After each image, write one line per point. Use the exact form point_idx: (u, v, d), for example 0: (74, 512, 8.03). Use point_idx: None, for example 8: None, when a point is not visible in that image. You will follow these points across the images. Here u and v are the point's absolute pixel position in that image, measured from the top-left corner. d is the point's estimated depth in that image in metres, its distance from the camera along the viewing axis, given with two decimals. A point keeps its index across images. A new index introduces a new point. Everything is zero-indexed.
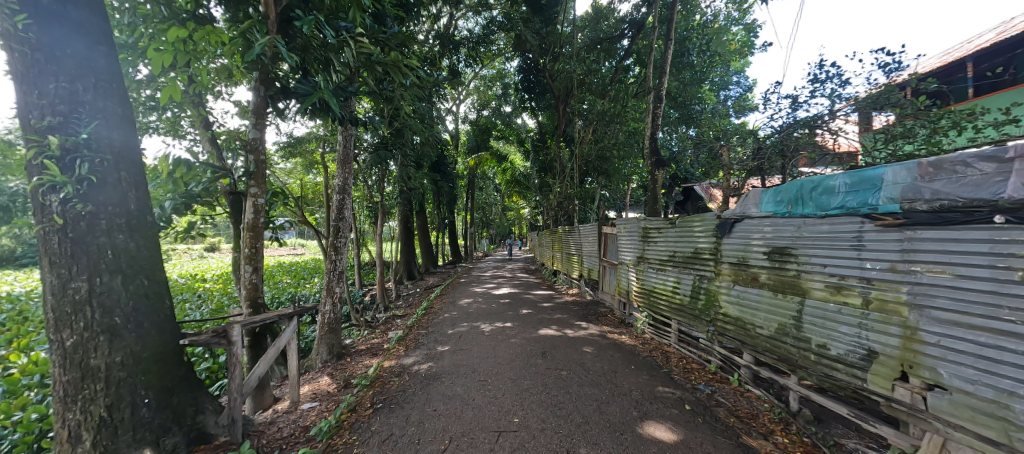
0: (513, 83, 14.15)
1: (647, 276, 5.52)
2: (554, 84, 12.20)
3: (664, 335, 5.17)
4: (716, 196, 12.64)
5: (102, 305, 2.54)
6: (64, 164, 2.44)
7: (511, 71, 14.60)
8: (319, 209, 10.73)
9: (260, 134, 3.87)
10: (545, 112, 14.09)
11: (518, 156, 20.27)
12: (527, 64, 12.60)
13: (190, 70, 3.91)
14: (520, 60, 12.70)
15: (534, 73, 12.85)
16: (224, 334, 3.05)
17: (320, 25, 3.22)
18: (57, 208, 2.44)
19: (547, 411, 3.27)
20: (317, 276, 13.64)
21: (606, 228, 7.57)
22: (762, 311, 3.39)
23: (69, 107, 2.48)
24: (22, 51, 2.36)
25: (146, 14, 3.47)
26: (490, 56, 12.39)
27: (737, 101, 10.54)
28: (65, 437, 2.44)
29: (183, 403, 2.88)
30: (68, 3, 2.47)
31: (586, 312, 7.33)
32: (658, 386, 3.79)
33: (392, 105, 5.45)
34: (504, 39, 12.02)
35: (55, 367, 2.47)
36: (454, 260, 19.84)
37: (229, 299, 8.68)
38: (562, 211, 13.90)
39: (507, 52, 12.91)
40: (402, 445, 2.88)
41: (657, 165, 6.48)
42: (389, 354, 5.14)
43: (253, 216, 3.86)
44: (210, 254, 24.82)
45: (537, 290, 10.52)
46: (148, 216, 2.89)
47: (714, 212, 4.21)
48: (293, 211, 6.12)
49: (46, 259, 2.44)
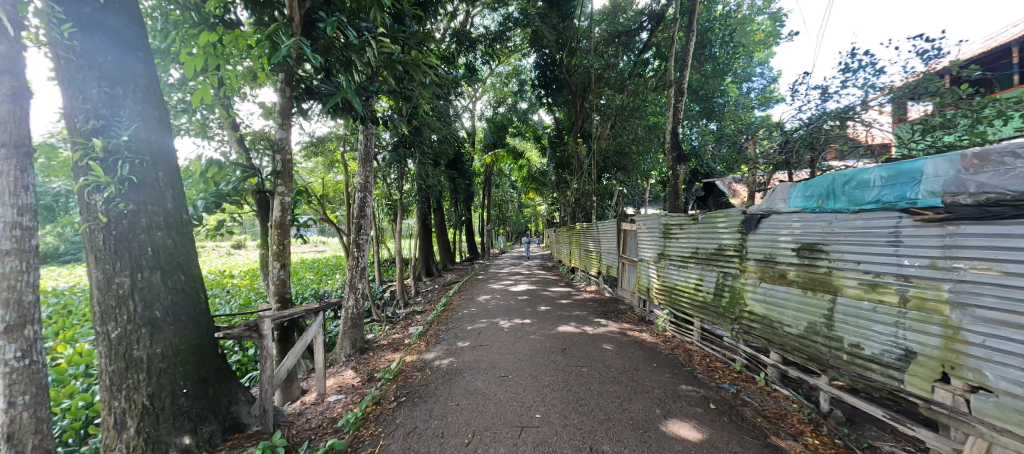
0: (529, 79, 14.10)
1: (668, 273, 5.43)
2: (571, 79, 12.09)
3: (686, 332, 5.09)
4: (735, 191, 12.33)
5: (142, 299, 2.67)
6: (107, 165, 2.57)
7: (527, 67, 14.56)
8: (340, 208, 10.92)
9: (286, 134, 3.97)
10: (562, 108, 13.94)
11: (533, 153, 20.18)
12: (544, 60, 12.50)
13: (219, 73, 4.05)
14: (536, 56, 12.63)
15: (552, 69, 12.74)
16: (257, 328, 3.17)
17: (342, 26, 3.29)
18: (101, 207, 2.57)
19: (568, 407, 3.26)
20: (338, 272, 13.91)
21: (625, 225, 7.46)
22: (791, 309, 3.29)
23: (111, 111, 2.62)
24: (67, 58, 2.51)
25: (177, 20, 3.60)
26: (507, 53, 12.37)
27: (761, 93, 10.20)
28: (111, 424, 2.61)
29: (218, 394, 3.03)
30: (109, 12, 2.65)
31: (605, 309, 7.29)
32: (682, 385, 3.74)
33: (411, 104, 5.49)
34: (520, 35, 11.95)
35: (101, 358, 2.62)
36: (471, 257, 19.90)
37: (256, 294, 8.96)
38: (579, 208, 13.75)
39: (524, 49, 12.82)
40: (426, 438, 2.94)
41: (679, 160, 6.34)
42: (410, 350, 5.22)
43: (280, 214, 3.94)
44: (236, 250, 25.79)
45: (554, 287, 10.47)
46: (183, 214, 3.02)
47: (739, 207, 4.09)
48: (315, 209, 6.24)
49: (92, 255, 2.58)
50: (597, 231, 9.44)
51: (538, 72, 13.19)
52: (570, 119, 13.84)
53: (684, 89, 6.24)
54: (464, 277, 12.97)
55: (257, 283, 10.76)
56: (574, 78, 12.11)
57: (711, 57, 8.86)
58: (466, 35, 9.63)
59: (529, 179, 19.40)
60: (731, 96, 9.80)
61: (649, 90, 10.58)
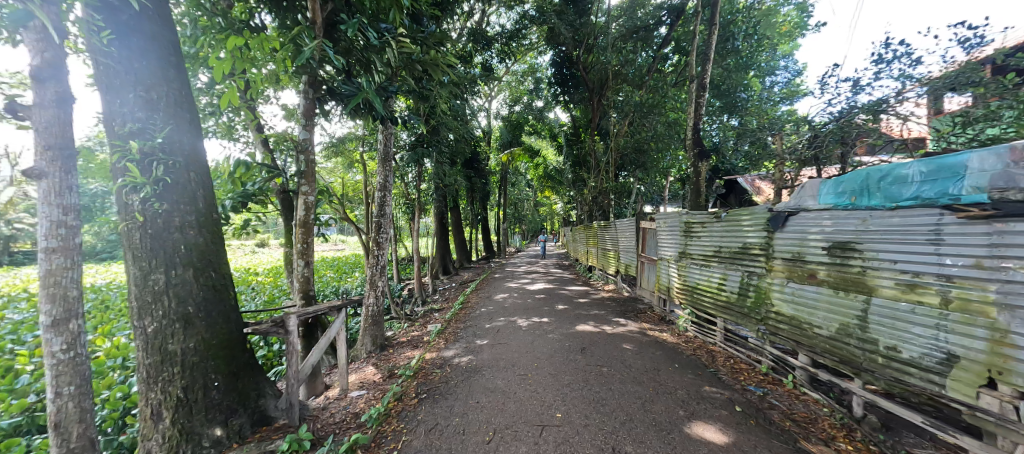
0: (545, 77, 14.02)
1: (690, 273, 5.32)
2: (588, 76, 11.94)
3: (708, 333, 4.98)
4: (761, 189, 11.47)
5: (176, 295, 2.78)
6: (143, 166, 2.68)
7: (543, 65, 14.46)
8: (359, 207, 11.11)
9: (309, 135, 4.04)
10: (578, 106, 13.80)
11: (549, 151, 20.08)
12: (560, 57, 12.39)
13: (245, 76, 4.15)
14: (552, 53, 12.54)
15: (568, 66, 12.62)
16: (283, 324, 3.26)
17: (363, 27, 3.33)
18: (138, 206, 2.68)
19: (589, 407, 3.23)
20: (357, 270, 14.17)
21: (645, 223, 7.34)
22: (821, 310, 3.17)
23: (146, 114, 2.73)
24: (107, 64, 2.64)
25: (205, 25, 3.71)
26: (523, 52, 12.33)
27: (786, 87, 9.86)
28: (148, 414, 2.74)
29: (247, 387, 3.13)
30: (144, 18, 2.75)
31: (624, 308, 7.20)
32: (705, 386, 3.66)
33: (430, 104, 5.52)
34: (537, 32, 11.90)
35: (139, 351, 2.75)
36: (487, 256, 19.97)
37: (279, 291, 9.21)
38: (596, 207, 13.61)
39: (540, 46, 12.74)
40: (448, 434, 2.96)
41: (700, 156, 6.21)
42: (430, 347, 5.26)
43: (304, 213, 4.03)
44: (260, 248, 26.62)
45: (571, 285, 10.41)
46: (214, 214, 3.11)
47: (764, 205, 3.97)
48: (336, 208, 6.36)
49: (130, 253, 2.70)
50: (615, 230, 9.32)
51: (555, 69, 13.09)
52: (587, 117, 13.69)
53: (706, 84, 6.08)
54: (481, 275, 13.03)
55: (280, 281, 11.06)
56: (591, 75, 11.98)
57: (733, 50, 8.60)
58: (483, 34, 9.64)
59: (545, 177, 19.30)
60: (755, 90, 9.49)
61: (668, 86, 10.36)
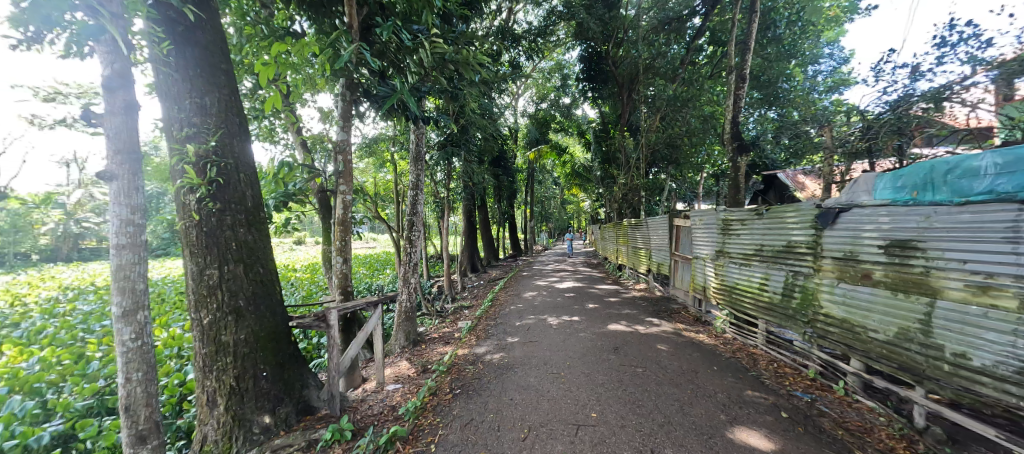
0: (573, 73, 13.86)
1: (728, 272, 5.13)
2: (617, 71, 11.70)
3: (748, 335, 4.78)
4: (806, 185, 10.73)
5: (228, 289, 2.95)
6: (198, 168, 2.86)
7: (571, 60, 14.28)
8: (389, 206, 11.39)
9: (346, 136, 4.16)
10: (607, 102, 13.55)
11: (576, 148, 19.85)
12: (589, 52, 12.18)
13: (287, 81, 4.33)
14: (581, 49, 12.34)
15: (596, 61, 12.39)
16: (324, 318, 3.40)
17: (398, 30, 3.41)
18: (194, 206, 2.85)
19: (625, 408, 3.19)
20: (388, 267, 14.55)
21: (678, 221, 7.13)
22: (877, 312, 2.97)
23: (199, 119, 2.91)
24: (166, 72, 2.83)
25: (251, 33, 3.90)
26: (551, 48, 12.25)
27: (831, 76, 9.28)
28: (205, 400, 2.94)
29: (292, 378, 3.29)
30: (198, 29, 2.93)
31: (656, 308, 7.04)
32: (746, 390, 3.52)
33: (460, 103, 5.57)
34: (564, 28, 11.78)
35: (196, 341, 2.95)
36: (514, 254, 20.03)
37: (317, 287, 9.60)
38: (625, 204, 13.35)
39: (568, 42, 12.58)
40: (484, 430, 3.01)
41: (740, 151, 5.96)
42: (461, 343, 5.34)
43: (342, 212, 4.16)
44: (298, 246, 27.91)
45: (600, 284, 10.26)
46: (261, 212, 3.27)
47: (812, 201, 3.76)
48: (370, 207, 6.54)
49: (188, 249, 2.89)
50: (647, 228, 9.11)
51: (583, 65, 12.89)
52: (616, 112, 13.42)
53: (746, 74, 5.89)
54: (508, 273, 13.07)
55: (317, 277, 11.53)
56: (621, 70, 11.75)
57: (775, 38, 8.24)
58: (511, 31, 9.64)
59: (573, 174, 19.11)
60: (797, 80, 8.99)
61: (704, 78, 10.01)
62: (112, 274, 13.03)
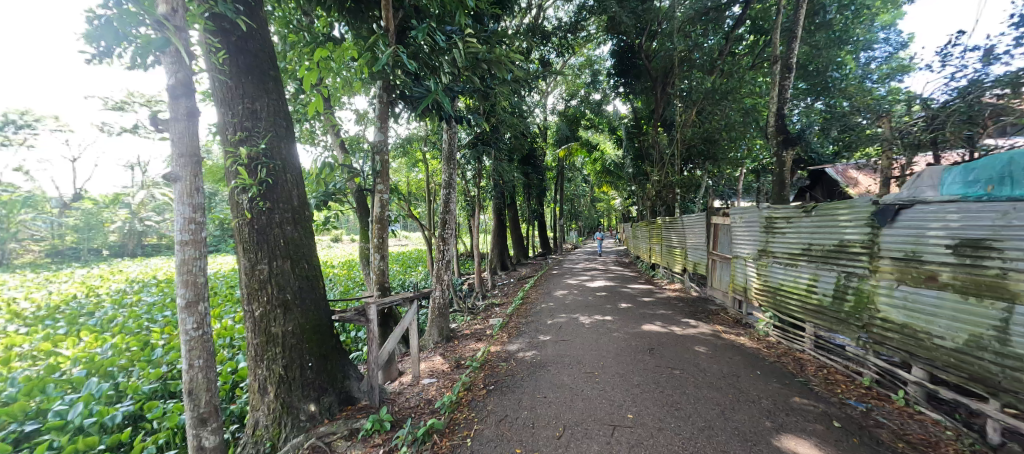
0: (603, 69, 13.62)
1: (772, 273, 4.88)
2: (651, 65, 11.39)
3: (795, 339, 4.54)
4: (857, 180, 10.26)
5: (278, 283, 3.13)
6: (250, 169, 3.04)
7: (602, 56, 14.02)
8: (422, 204, 11.65)
9: (383, 137, 4.29)
10: (639, 97, 13.21)
11: (606, 145, 19.49)
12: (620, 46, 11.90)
13: (330, 85, 4.52)
14: (613, 43, 12.07)
15: (628, 56, 12.09)
16: (364, 313, 3.53)
17: (433, 31, 3.47)
18: (247, 205, 3.04)
19: (662, 410, 3.11)
20: (420, 265, 14.91)
21: (716, 218, 6.87)
22: (944, 318, 2.73)
23: (250, 123, 3.09)
24: (222, 80, 3.02)
25: (297, 41, 4.09)
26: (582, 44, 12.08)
27: (887, 62, 8.60)
28: (257, 387, 3.13)
29: (335, 369, 3.45)
30: (248, 38, 3.11)
31: (692, 309, 6.81)
32: (793, 397, 3.34)
33: (491, 102, 5.60)
34: (595, 23, 11.57)
35: (249, 332, 3.15)
36: (543, 252, 19.98)
37: (354, 283, 9.99)
38: (659, 201, 12.98)
39: (598, 37, 12.36)
40: (518, 427, 3.03)
41: (785, 144, 5.72)
42: (493, 341, 5.39)
43: (380, 210, 4.30)
44: (335, 244, 29.16)
45: (632, 284, 10.06)
46: (306, 211, 3.44)
47: (867, 197, 3.50)
48: (404, 206, 6.71)
49: (242, 245, 3.08)
50: (682, 226, 8.83)
51: (615, 60, 12.61)
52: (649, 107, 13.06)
53: (793, 64, 5.60)
54: (538, 271, 13.07)
55: (354, 273, 11.99)
56: (654, 63, 11.43)
57: (825, 23, 7.78)
58: (542, 29, 9.60)
59: (603, 172, 18.78)
60: (849, 68, 8.40)
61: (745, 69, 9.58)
62: (175, 269, 14.17)
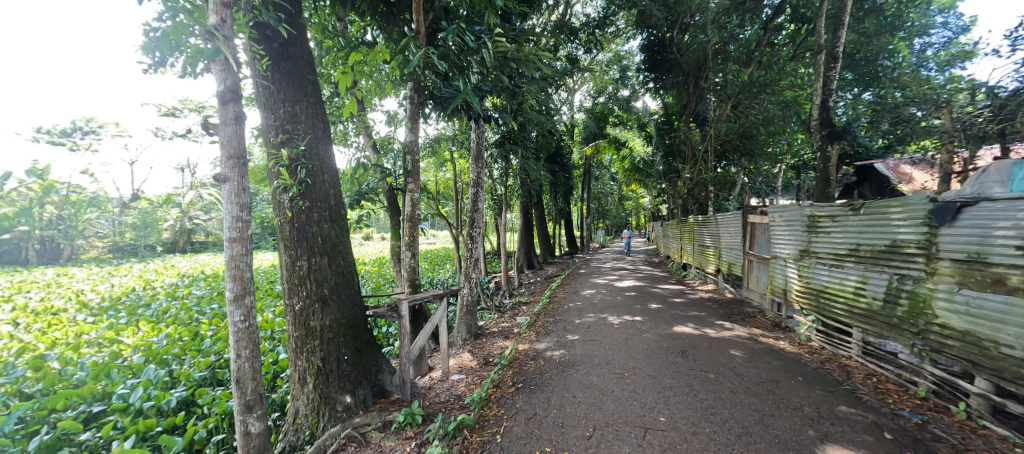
0: (631, 64, 13.32)
1: (815, 275, 4.63)
2: (683, 59, 11.05)
3: (842, 345, 4.28)
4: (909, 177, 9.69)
5: (316, 279, 3.28)
6: (291, 170, 3.20)
7: (631, 50, 13.69)
8: (449, 203, 11.84)
9: (414, 137, 4.39)
10: (670, 92, 12.82)
11: (634, 142, 19.06)
12: (650, 41, 11.59)
13: (365, 88, 4.68)
14: (642, 37, 11.77)
15: (659, 50, 11.75)
16: (396, 309, 3.63)
17: (462, 32, 3.51)
18: (288, 205, 3.20)
19: (697, 414, 3.03)
20: (448, 262, 15.15)
21: (754, 217, 6.58)
22: (1011, 325, 2.47)
23: (291, 126, 3.24)
24: (266, 86, 3.20)
25: (335, 46, 4.25)
26: (611, 39, 11.85)
27: (945, 48, 7.93)
28: (297, 378, 3.29)
29: (369, 362, 3.57)
30: (289, 44, 3.26)
31: (727, 311, 6.57)
32: (839, 406, 3.16)
33: (519, 100, 5.60)
34: (624, 17, 11.32)
35: (290, 325, 3.32)
36: (569, 251, 19.82)
37: (385, 280, 10.29)
38: (691, 199, 12.57)
39: (627, 32, 12.09)
40: (548, 426, 3.03)
41: (831, 138, 5.54)
42: (521, 339, 5.42)
43: (411, 209, 4.41)
44: (366, 242, 30.10)
45: (662, 284, 9.81)
46: (342, 210, 3.57)
47: (923, 194, 3.24)
48: (433, 205, 6.83)
49: (284, 242, 3.25)
50: (716, 225, 8.52)
51: (644, 55, 12.29)
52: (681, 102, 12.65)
53: (840, 53, 5.35)
54: (565, 270, 12.98)
55: (384, 270, 12.33)
56: (687, 57, 11.06)
57: (875, 9, 7.36)
58: (570, 25, 9.51)
59: (631, 170, 18.37)
60: (902, 55, 7.82)
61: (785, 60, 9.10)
62: (222, 264, 15.00)
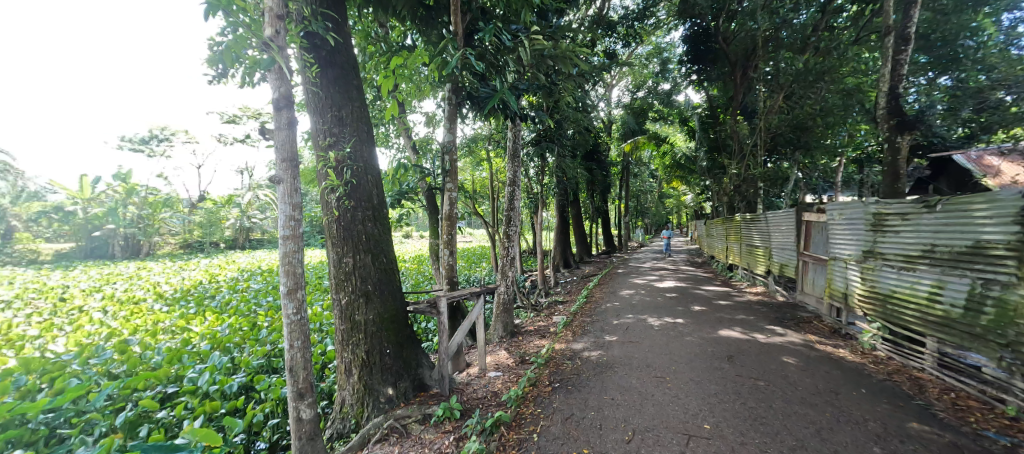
0: (672, 57, 12.83)
1: (882, 278, 4.23)
2: (730, 48, 10.51)
3: (914, 357, 3.86)
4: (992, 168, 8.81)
5: (361, 276, 3.42)
6: (338, 171, 3.36)
7: (672, 42, 13.15)
8: (485, 202, 11.98)
9: (452, 137, 4.47)
10: (716, 84, 12.19)
11: (674, 137, 18.32)
12: (695, 31, 11.11)
13: (406, 91, 4.83)
14: (685, 28, 11.29)
15: (704, 40, 11.25)
16: (435, 305, 3.72)
17: (499, 32, 3.50)
18: (335, 204, 3.36)
19: (745, 423, 2.86)
20: (484, 261, 15.36)
21: (810, 216, 6.11)
22: None
23: (338, 129, 3.41)
24: (315, 92, 3.38)
25: (379, 52, 4.42)
26: (650, 31, 11.44)
27: None
28: (344, 369, 3.46)
29: (410, 356, 3.69)
30: (336, 52, 3.43)
31: (777, 315, 6.17)
32: (910, 423, 2.87)
33: (554, 98, 5.55)
34: (665, 8, 10.90)
35: (337, 318, 3.50)
36: (605, 250, 19.44)
37: (425, 277, 10.61)
38: (738, 196, 11.96)
39: (669, 23, 11.64)
40: (585, 427, 2.99)
41: (899, 129, 5.07)
42: (558, 338, 5.38)
43: (449, 208, 4.49)
44: (405, 240, 31.12)
45: (705, 285, 9.38)
46: (385, 210, 3.70)
47: (1013, 188, 2.86)
48: (469, 204, 6.94)
49: (331, 240, 3.42)
50: (766, 224, 8.02)
51: (687, 46, 11.78)
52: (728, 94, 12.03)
53: (912, 33, 4.88)
54: (601, 270, 12.74)
55: (423, 268, 12.70)
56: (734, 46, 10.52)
57: None
58: (607, 19, 9.28)
59: (672, 166, 17.62)
60: (988, 33, 6.94)
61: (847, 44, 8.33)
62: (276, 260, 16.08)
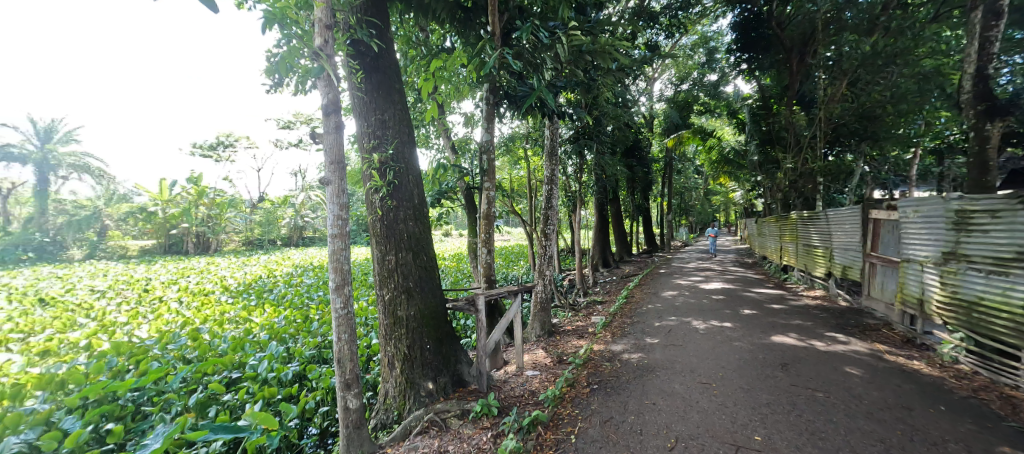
0: (720, 46, 12.22)
1: (967, 283, 3.76)
2: (784, 34, 9.84)
3: (1004, 372, 3.39)
4: None
5: (402, 273, 3.55)
6: (382, 172, 3.50)
7: (719, 31, 12.49)
8: (523, 200, 12.00)
9: (490, 137, 4.52)
10: (768, 73, 11.42)
11: (720, 131, 17.40)
12: (745, 17, 10.51)
13: (446, 93, 4.94)
14: (734, 15, 10.71)
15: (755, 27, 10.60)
16: (474, 303, 3.78)
17: (537, 29, 3.46)
18: (378, 204, 3.50)
19: (800, 437, 2.66)
20: (521, 259, 15.43)
21: (878, 213, 5.57)
22: None
23: (381, 132, 3.54)
24: (360, 97, 3.54)
25: (421, 56, 4.55)
26: (694, 21, 10.95)
27: None
28: (387, 362, 3.61)
29: (449, 352, 3.77)
30: (380, 58, 3.57)
31: (838, 322, 5.68)
32: (1001, 446, 2.50)
33: (593, 94, 5.43)
34: None
35: (381, 313, 3.65)
36: (646, 249, 18.86)
37: (464, 275, 10.82)
38: (794, 192, 11.25)
39: (716, 10, 11.09)
40: (625, 431, 2.92)
41: (988, 115, 4.52)
42: (597, 339, 5.29)
43: (487, 207, 4.54)
44: (443, 238, 31.86)
45: (756, 288, 8.82)
46: (425, 209, 3.80)
47: None
48: (507, 203, 6.99)
49: (376, 238, 3.58)
50: (827, 222, 7.39)
51: (736, 33, 11.15)
52: (782, 83, 11.23)
53: (1006, 6, 4.30)
54: (641, 270, 12.36)
55: (463, 266, 12.98)
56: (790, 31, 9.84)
57: None
58: (648, 11, 8.99)
59: (717, 161, 16.72)
60: None
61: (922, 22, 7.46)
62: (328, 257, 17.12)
